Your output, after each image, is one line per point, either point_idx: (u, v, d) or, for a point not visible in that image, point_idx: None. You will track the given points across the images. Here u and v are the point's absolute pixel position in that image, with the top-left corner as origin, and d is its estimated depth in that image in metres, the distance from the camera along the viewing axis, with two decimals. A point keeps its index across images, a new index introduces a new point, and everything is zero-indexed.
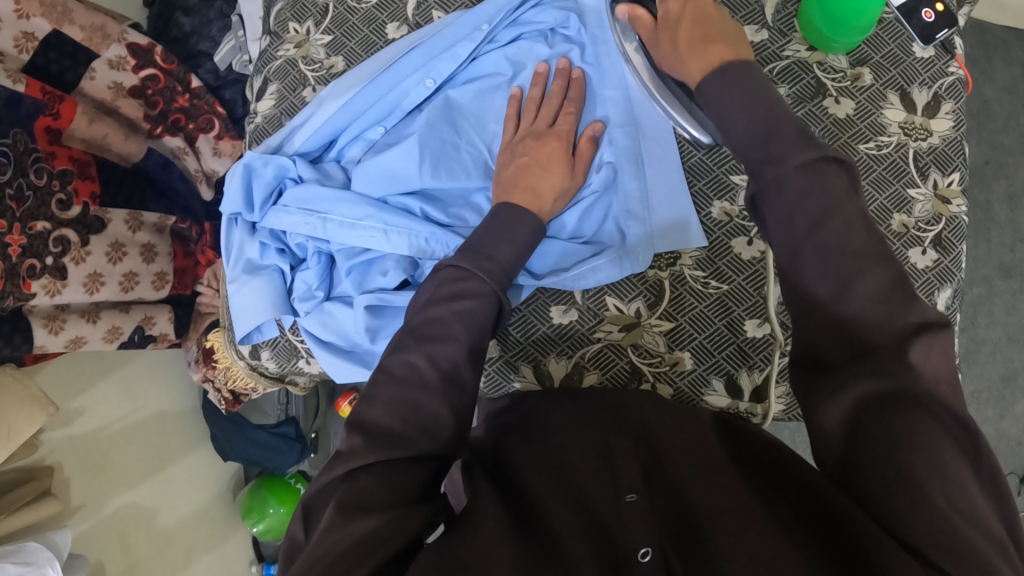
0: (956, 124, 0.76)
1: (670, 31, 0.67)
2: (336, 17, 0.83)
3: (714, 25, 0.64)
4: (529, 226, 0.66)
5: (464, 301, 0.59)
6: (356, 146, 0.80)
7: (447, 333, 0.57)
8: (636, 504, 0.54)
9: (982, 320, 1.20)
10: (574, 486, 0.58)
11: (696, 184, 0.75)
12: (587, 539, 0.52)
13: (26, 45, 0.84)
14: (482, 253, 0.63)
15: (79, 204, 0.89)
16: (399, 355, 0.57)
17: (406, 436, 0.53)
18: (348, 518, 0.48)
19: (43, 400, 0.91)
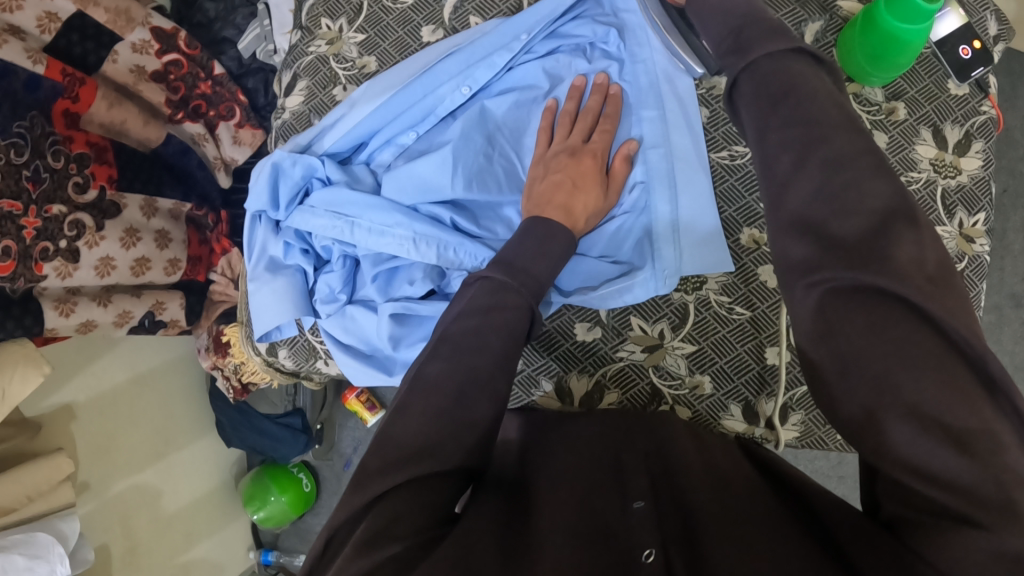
0: (985, 163, 0.76)
1: None
2: (371, 16, 0.81)
3: None
4: (562, 242, 0.67)
5: (502, 314, 0.59)
6: (386, 151, 0.79)
7: (485, 344, 0.58)
8: (644, 510, 0.52)
9: (990, 348, 1.22)
10: (583, 493, 0.54)
11: (726, 210, 0.76)
12: (587, 539, 0.48)
13: (49, 25, 0.82)
14: (517, 267, 0.63)
15: (96, 187, 0.88)
16: (434, 364, 0.57)
17: (441, 445, 0.53)
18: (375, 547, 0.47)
19: (38, 359, 0.84)
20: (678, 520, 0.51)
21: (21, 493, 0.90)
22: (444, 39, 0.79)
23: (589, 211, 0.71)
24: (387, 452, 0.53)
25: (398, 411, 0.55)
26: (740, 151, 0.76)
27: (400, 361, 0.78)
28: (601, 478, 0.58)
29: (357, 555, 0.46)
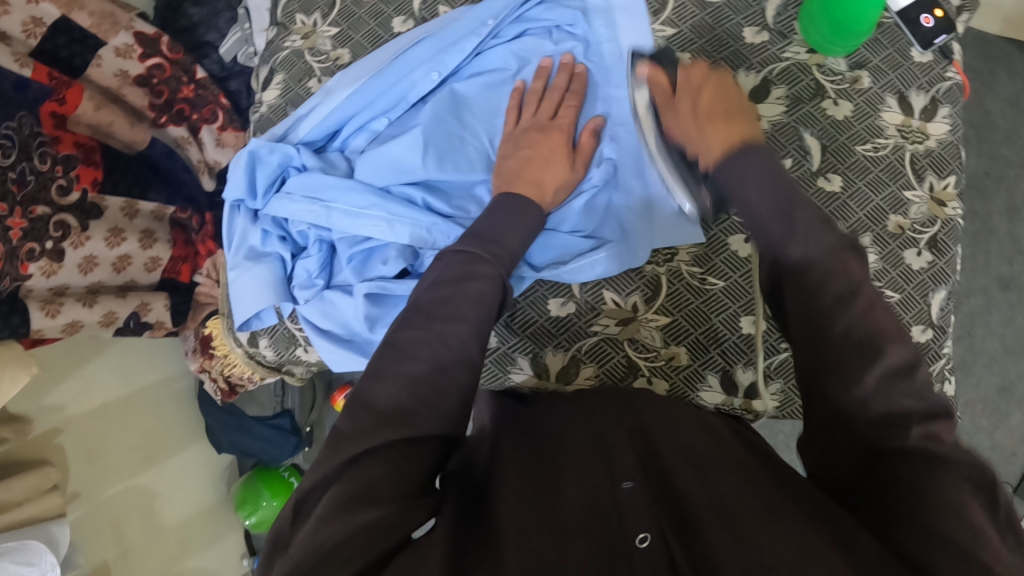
0: (952, 128, 0.77)
1: (690, 99, 0.70)
2: (343, 10, 0.83)
3: (732, 103, 0.68)
4: (533, 217, 0.66)
5: (474, 283, 0.57)
6: (360, 137, 0.80)
7: (460, 314, 0.55)
8: (634, 492, 0.49)
9: (979, 331, 1.21)
10: (570, 482, 0.53)
11: None
12: (587, 529, 0.47)
13: (35, 30, 0.87)
14: (489, 239, 0.62)
15: (79, 190, 0.89)
16: (408, 332, 0.54)
17: (416, 414, 0.51)
18: (349, 508, 0.46)
19: (26, 359, 0.87)
20: (669, 500, 0.49)
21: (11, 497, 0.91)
22: (415, 28, 0.81)
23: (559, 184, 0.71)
24: (360, 415, 0.51)
25: (368, 377, 0.53)
26: None
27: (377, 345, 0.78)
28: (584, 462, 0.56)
29: (334, 519, 0.45)
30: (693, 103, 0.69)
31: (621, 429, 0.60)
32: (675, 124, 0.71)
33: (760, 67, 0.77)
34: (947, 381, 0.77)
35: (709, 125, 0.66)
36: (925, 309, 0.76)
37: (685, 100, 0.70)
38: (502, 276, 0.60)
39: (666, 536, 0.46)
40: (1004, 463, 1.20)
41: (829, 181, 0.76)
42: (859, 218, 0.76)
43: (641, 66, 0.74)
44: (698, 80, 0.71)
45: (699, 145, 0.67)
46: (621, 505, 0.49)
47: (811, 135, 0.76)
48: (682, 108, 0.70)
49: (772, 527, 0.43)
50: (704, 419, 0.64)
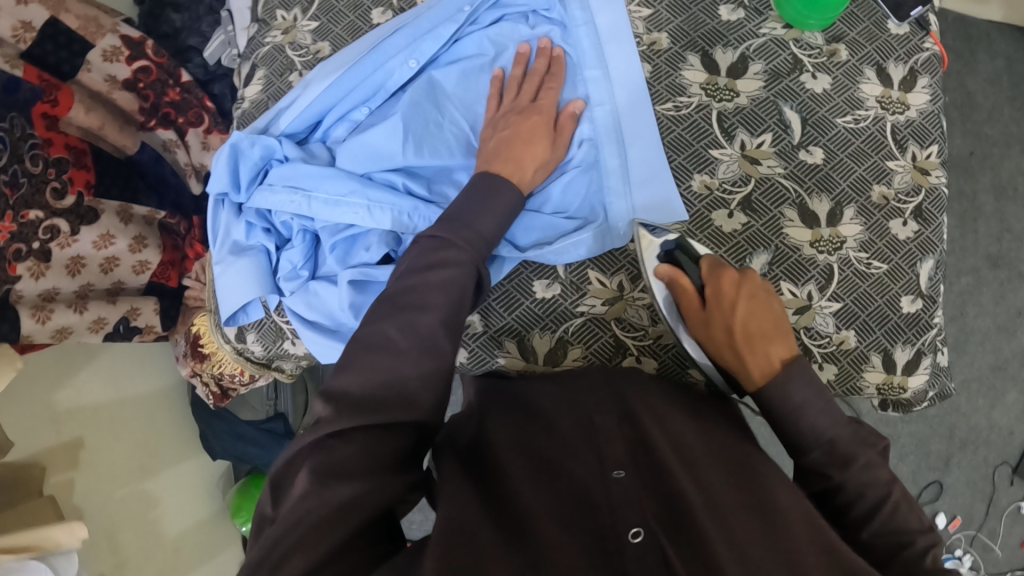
0: (932, 98, 0.78)
1: (725, 315, 0.63)
2: (323, 4, 0.84)
3: (769, 319, 0.61)
4: (508, 199, 0.64)
5: (440, 271, 0.56)
6: (341, 127, 0.81)
7: (428, 301, 0.54)
8: (626, 481, 0.52)
9: (971, 310, 1.20)
10: (561, 472, 0.55)
11: (675, 159, 0.76)
12: (574, 527, 0.49)
13: (24, 35, 0.87)
14: (460, 224, 0.60)
15: (74, 193, 0.90)
16: (372, 324, 0.53)
17: (387, 402, 0.50)
18: (323, 485, 0.45)
19: (11, 356, 0.86)
20: (663, 493, 0.51)
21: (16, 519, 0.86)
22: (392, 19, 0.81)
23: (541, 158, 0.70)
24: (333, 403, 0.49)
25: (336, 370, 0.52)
26: (685, 101, 0.77)
27: None
28: (572, 452, 0.56)
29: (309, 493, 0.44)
30: (728, 321, 0.62)
31: (606, 412, 0.60)
32: (705, 336, 0.65)
33: (736, 44, 0.78)
34: (938, 350, 0.77)
35: (744, 349, 0.60)
36: (914, 279, 0.75)
37: (719, 320, 0.63)
38: (474, 263, 0.58)
39: (658, 534, 0.48)
40: (1002, 442, 1.19)
41: (810, 154, 0.76)
42: (843, 190, 0.76)
43: (658, 266, 0.68)
44: (730, 293, 0.63)
45: (740, 375, 0.60)
46: (612, 497, 0.51)
47: (791, 109, 0.76)
48: (715, 322, 0.63)
49: (755, 531, 0.47)
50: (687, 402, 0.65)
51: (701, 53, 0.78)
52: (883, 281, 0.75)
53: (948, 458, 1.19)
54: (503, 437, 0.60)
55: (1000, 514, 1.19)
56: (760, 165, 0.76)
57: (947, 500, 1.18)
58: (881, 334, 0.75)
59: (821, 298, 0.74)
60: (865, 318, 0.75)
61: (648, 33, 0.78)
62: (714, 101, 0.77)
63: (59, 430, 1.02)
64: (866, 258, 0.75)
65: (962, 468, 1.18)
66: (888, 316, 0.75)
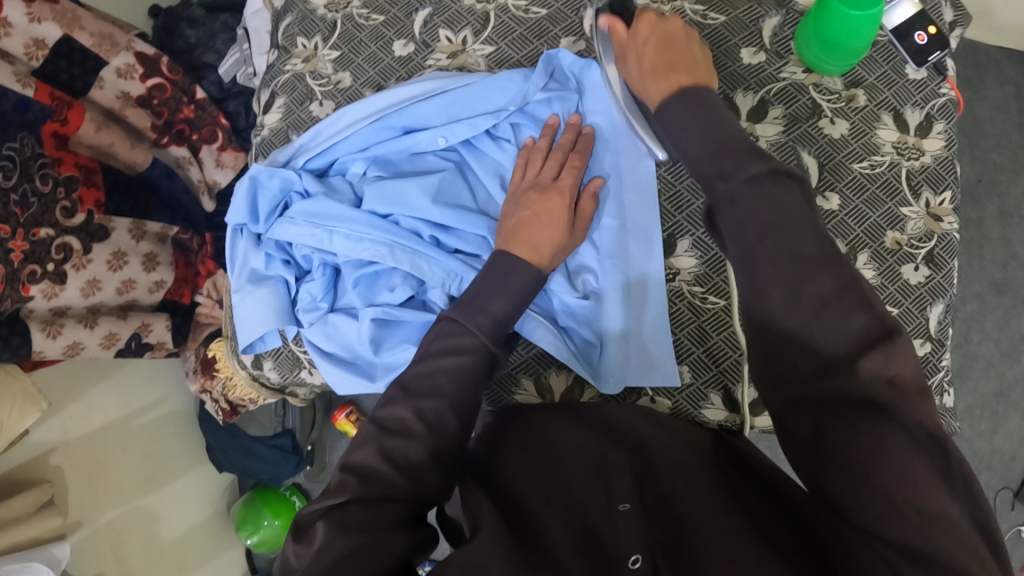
0: (947, 144, 0.79)
1: (637, 53, 0.70)
2: (344, 33, 0.84)
3: (678, 54, 0.67)
4: (525, 276, 0.64)
5: (454, 357, 0.58)
6: (361, 163, 0.80)
7: (436, 388, 0.56)
8: (629, 514, 0.55)
9: (975, 336, 1.24)
10: (571, 502, 0.57)
11: (682, 215, 0.78)
12: (582, 552, 0.52)
13: (37, 52, 0.85)
14: (476, 305, 0.61)
15: (84, 211, 0.90)
16: (388, 408, 0.56)
17: (394, 482, 0.52)
18: (343, 542, 0.48)
19: (35, 396, 0.87)
20: (663, 523, 0.54)
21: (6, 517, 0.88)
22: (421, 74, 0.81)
23: (558, 219, 0.70)
24: (353, 478, 0.52)
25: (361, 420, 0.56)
26: None
27: (381, 366, 0.79)
28: (585, 479, 0.59)
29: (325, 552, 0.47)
30: (639, 56, 0.69)
31: (618, 450, 0.63)
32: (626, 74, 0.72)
33: (757, 87, 0.79)
34: (945, 393, 0.79)
35: (651, 80, 0.67)
36: (923, 323, 0.77)
37: (632, 54, 0.70)
38: (486, 345, 0.59)
39: (656, 560, 0.51)
40: (1004, 467, 1.22)
41: (827, 200, 0.77)
42: (857, 236, 0.77)
43: (601, 18, 0.75)
44: (645, 34, 0.70)
45: (645, 96, 0.69)
46: (615, 528, 0.54)
47: (808, 155, 0.77)
48: (630, 61, 0.70)
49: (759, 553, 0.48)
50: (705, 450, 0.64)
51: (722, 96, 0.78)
52: None
53: None
54: (521, 467, 0.63)
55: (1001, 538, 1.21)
56: None
57: None
58: None
59: None
60: None
61: None
62: None
63: (70, 445, 1.00)
64: None
65: None
66: None
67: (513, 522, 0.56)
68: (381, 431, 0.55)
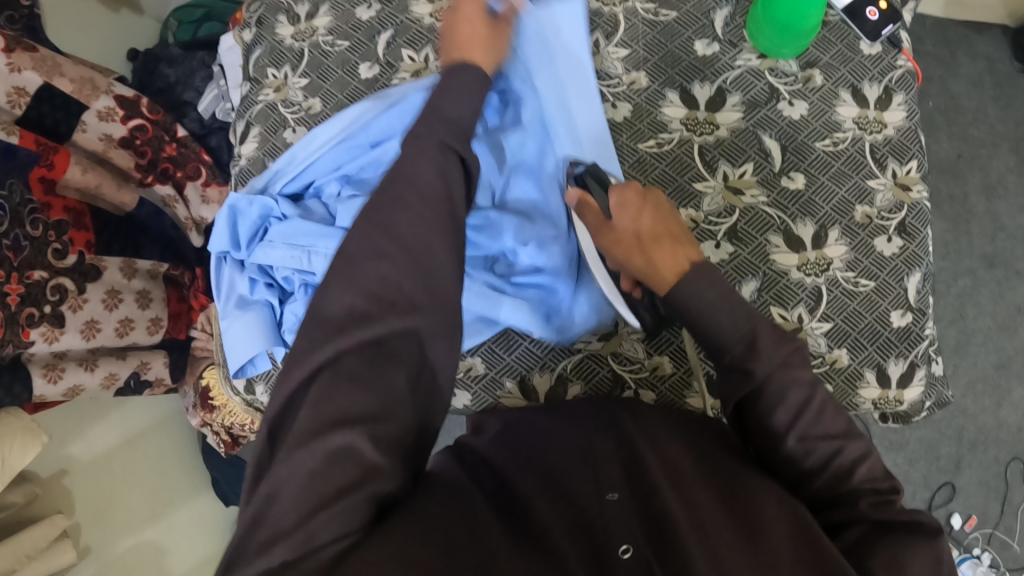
0: (908, 114, 0.80)
1: (630, 224, 0.67)
2: (312, 61, 0.87)
3: (672, 226, 0.67)
4: None
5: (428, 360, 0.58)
6: (335, 183, 0.82)
7: None
8: (620, 504, 0.53)
9: (970, 310, 1.23)
10: (561, 487, 0.56)
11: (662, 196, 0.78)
12: (574, 537, 0.52)
13: (19, 99, 0.90)
14: None
15: (75, 252, 0.92)
16: None
17: None
18: None
19: (35, 429, 0.90)
20: (653, 516, 0.52)
21: (23, 558, 0.92)
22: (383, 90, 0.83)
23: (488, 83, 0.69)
24: None
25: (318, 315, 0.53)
26: (667, 137, 0.79)
27: None
28: (568, 465, 0.58)
29: None
30: (635, 225, 0.67)
31: (604, 436, 0.60)
32: (610, 243, 0.68)
33: (714, 77, 0.80)
34: (932, 361, 0.79)
35: (654, 248, 0.65)
36: (902, 293, 0.77)
37: (626, 222, 0.68)
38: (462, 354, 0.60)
39: (647, 551, 0.50)
40: (1012, 440, 1.20)
41: (792, 180, 0.78)
42: (826, 213, 0.78)
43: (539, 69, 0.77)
44: (633, 200, 0.69)
45: (647, 275, 0.65)
46: (606, 517, 0.53)
47: (770, 138, 0.79)
48: (622, 228, 0.68)
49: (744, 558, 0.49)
50: (675, 428, 0.63)
51: (680, 88, 0.80)
52: (871, 298, 0.77)
53: (959, 460, 1.20)
54: (507, 454, 0.61)
55: (1015, 512, 1.19)
56: (744, 195, 0.78)
57: (960, 501, 1.19)
58: (873, 349, 0.76)
59: (811, 319, 0.76)
60: (857, 336, 0.76)
61: (627, 72, 0.81)
62: (695, 135, 0.79)
63: (72, 486, 1.04)
64: (853, 277, 0.77)
65: (973, 468, 1.19)
66: (879, 332, 0.76)
67: (506, 509, 0.54)
68: None
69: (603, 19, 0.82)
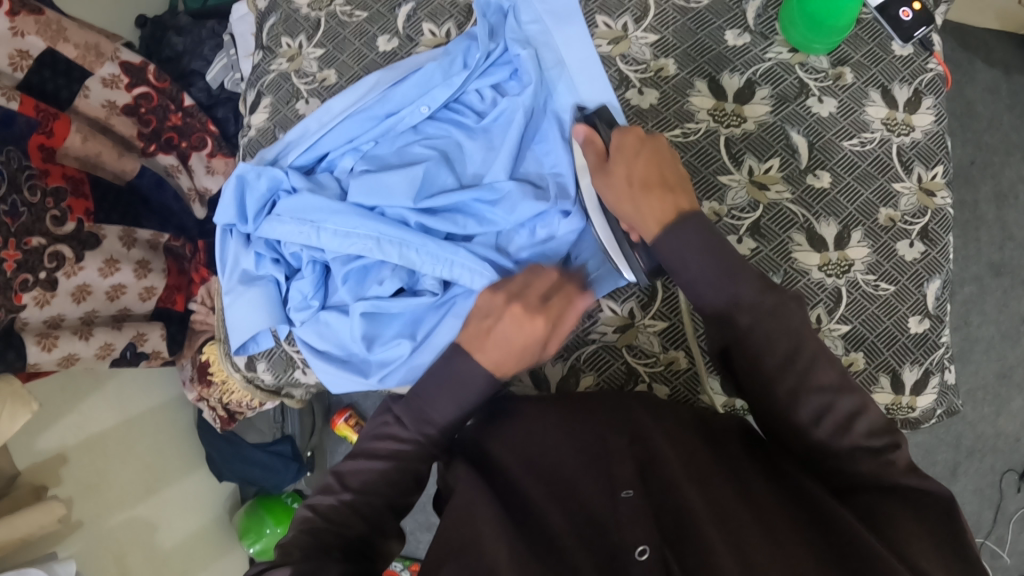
0: (937, 118, 0.78)
1: (625, 167, 0.66)
2: (327, 31, 0.84)
3: (667, 170, 0.65)
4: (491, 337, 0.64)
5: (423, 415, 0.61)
6: (348, 157, 0.79)
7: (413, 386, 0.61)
8: (634, 501, 0.51)
9: (975, 319, 1.23)
10: (570, 491, 0.54)
11: None
12: (586, 543, 0.49)
13: (21, 62, 0.87)
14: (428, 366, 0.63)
15: (74, 220, 0.89)
16: None
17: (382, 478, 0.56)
18: None
19: (26, 396, 0.81)
20: (671, 510, 0.49)
21: (15, 535, 0.85)
22: (400, 62, 0.80)
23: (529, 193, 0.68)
24: None
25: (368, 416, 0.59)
26: (693, 127, 0.77)
27: (375, 362, 0.77)
28: (581, 470, 0.56)
29: None
30: (629, 169, 0.65)
31: (618, 435, 0.58)
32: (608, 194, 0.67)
33: (743, 69, 0.78)
34: (946, 368, 0.78)
35: (644, 197, 0.63)
36: (921, 299, 0.76)
37: (620, 167, 0.66)
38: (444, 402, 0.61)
39: (665, 549, 0.46)
40: (1009, 450, 1.20)
41: (818, 178, 0.76)
42: (850, 213, 0.76)
43: (578, 127, 0.72)
44: (633, 144, 0.67)
45: (634, 222, 0.64)
46: (618, 516, 0.50)
47: (798, 134, 0.77)
48: (616, 172, 0.66)
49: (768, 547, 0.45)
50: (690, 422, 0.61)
51: (708, 78, 0.78)
52: (890, 302, 0.75)
53: (956, 467, 1.20)
54: (516, 450, 0.60)
55: (1008, 521, 1.19)
56: (769, 190, 0.76)
57: None
58: (889, 354, 0.75)
59: (831, 320, 0.75)
60: (875, 340, 0.75)
61: (655, 59, 0.79)
62: (722, 127, 0.77)
63: (68, 460, 0.98)
64: (874, 280, 0.75)
65: (969, 476, 1.20)
66: (896, 337, 0.75)
67: (518, 521, 0.53)
68: None
69: (632, 4, 0.80)
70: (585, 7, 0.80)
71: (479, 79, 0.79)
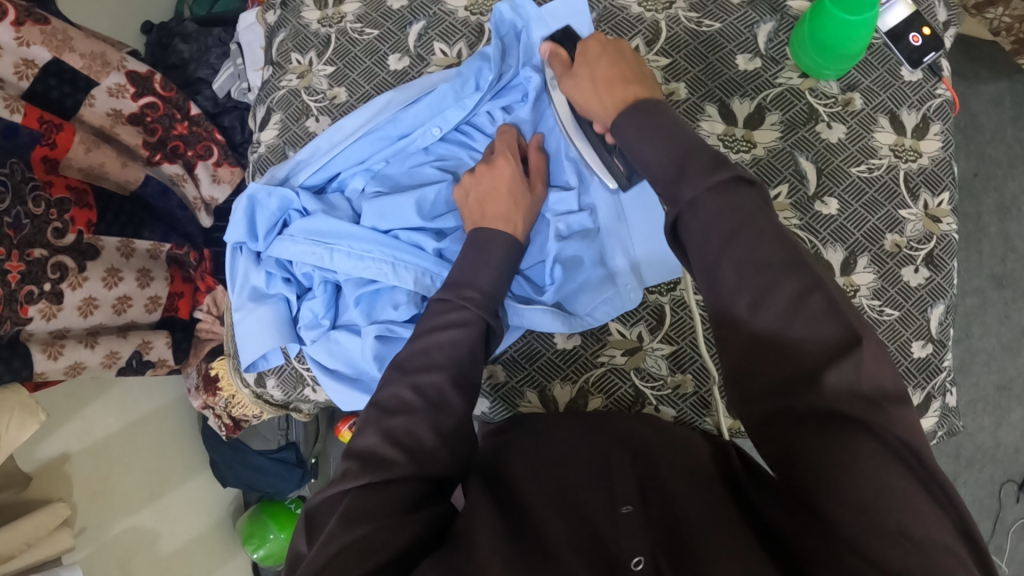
0: (944, 145, 0.79)
1: (589, 68, 0.66)
2: (338, 48, 0.84)
3: (630, 66, 0.64)
4: (504, 245, 0.66)
5: (449, 331, 0.58)
6: (359, 178, 0.80)
7: (432, 362, 0.57)
8: (632, 515, 0.50)
9: (975, 330, 1.24)
10: (573, 502, 0.54)
11: None
12: (582, 552, 0.48)
13: (27, 71, 0.86)
14: (463, 284, 0.62)
15: (74, 232, 0.89)
16: (387, 390, 0.57)
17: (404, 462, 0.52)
18: (348, 526, 0.48)
19: (34, 407, 0.85)
20: (667, 522, 0.49)
21: (17, 540, 0.87)
22: (412, 82, 0.80)
23: (514, 182, 0.71)
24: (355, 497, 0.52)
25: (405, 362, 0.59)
26: None
27: None
28: (584, 480, 0.55)
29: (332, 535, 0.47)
30: (592, 71, 0.66)
31: (621, 449, 0.59)
32: (573, 89, 0.68)
33: (753, 93, 0.79)
34: (948, 392, 0.79)
35: (606, 93, 0.63)
36: (925, 324, 0.77)
37: (584, 69, 0.66)
38: (480, 317, 0.60)
39: (659, 561, 0.46)
40: (1008, 460, 1.22)
41: (826, 205, 0.77)
42: (856, 239, 0.77)
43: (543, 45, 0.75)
44: (596, 50, 0.67)
45: (597, 111, 0.65)
46: (618, 530, 0.50)
47: (806, 160, 0.78)
48: (581, 74, 0.67)
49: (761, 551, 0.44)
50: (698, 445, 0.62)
51: (719, 102, 0.79)
52: (894, 328, 0.76)
53: (956, 477, 1.22)
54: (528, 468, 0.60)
55: (1006, 530, 1.21)
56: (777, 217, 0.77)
57: None
58: None
59: None
60: None
61: (666, 82, 0.79)
62: (731, 152, 0.78)
63: (70, 466, 0.99)
64: (878, 305, 0.76)
65: (968, 486, 1.22)
66: (899, 362, 0.76)
67: (516, 528, 0.52)
68: (381, 413, 0.55)
69: (644, 27, 0.80)
70: (598, 28, 0.81)
71: (491, 101, 0.79)
